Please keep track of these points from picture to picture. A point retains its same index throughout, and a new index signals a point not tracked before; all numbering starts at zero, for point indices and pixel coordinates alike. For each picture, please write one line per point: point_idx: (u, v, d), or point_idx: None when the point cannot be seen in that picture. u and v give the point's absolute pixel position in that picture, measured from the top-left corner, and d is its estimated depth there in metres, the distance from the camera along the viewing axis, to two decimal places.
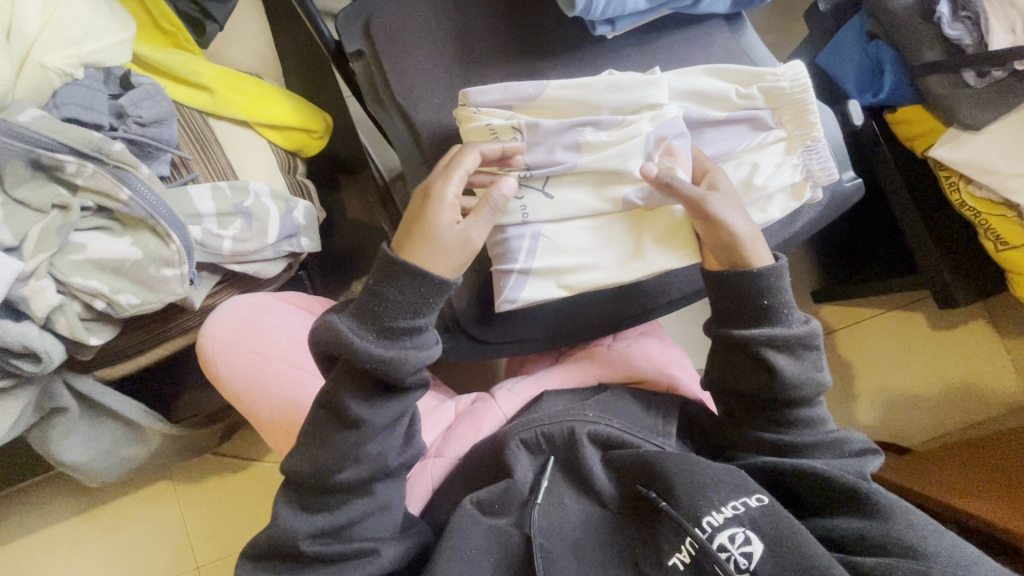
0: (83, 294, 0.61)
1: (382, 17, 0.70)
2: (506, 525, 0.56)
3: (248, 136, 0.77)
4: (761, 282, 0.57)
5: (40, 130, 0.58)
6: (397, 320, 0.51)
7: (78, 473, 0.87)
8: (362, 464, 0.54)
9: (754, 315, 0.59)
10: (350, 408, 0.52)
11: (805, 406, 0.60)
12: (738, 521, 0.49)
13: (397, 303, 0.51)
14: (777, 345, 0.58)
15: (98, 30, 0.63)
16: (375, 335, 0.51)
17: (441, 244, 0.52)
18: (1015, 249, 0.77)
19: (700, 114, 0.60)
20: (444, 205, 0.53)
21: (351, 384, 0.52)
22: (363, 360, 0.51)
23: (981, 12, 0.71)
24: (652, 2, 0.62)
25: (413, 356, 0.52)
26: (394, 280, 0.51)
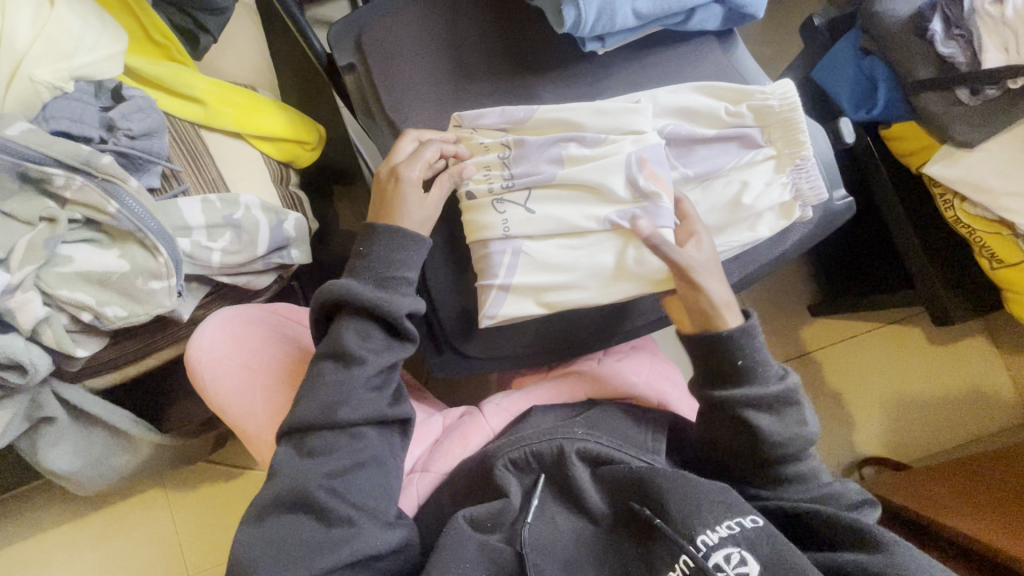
0: (70, 306, 0.61)
1: (374, 32, 0.70)
2: (498, 542, 0.55)
3: (240, 148, 0.77)
4: (730, 346, 0.57)
5: (29, 144, 0.58)
6: (389, 271, 0.57)
7: (68, 482, 0.87)
8: (358, 407, 0.55)
9: (730, 376, 0.58)
10: (348, 347, 0.55)
11: (795, 461, 0.59)
12: (734, 541, 0.49)
13: (389, 255, 0.57)
14: (756, 405, 0.58)
15: (89, 43, 0.63)
16: (370, 283, 0.57)
17: (407, 214, 0.59)
18: (1010, 267, 0.76)
19: (688, 132, 0.61)
20: (410, 185, 0.59)
21: (350, 327, 0.56)
22: (361, 300, 0.56)
23: (975, 30, 0.70)
24: (641, 20, 0.62)
25: (406, 299, 0.57)
26: (388, 241, 0.57)
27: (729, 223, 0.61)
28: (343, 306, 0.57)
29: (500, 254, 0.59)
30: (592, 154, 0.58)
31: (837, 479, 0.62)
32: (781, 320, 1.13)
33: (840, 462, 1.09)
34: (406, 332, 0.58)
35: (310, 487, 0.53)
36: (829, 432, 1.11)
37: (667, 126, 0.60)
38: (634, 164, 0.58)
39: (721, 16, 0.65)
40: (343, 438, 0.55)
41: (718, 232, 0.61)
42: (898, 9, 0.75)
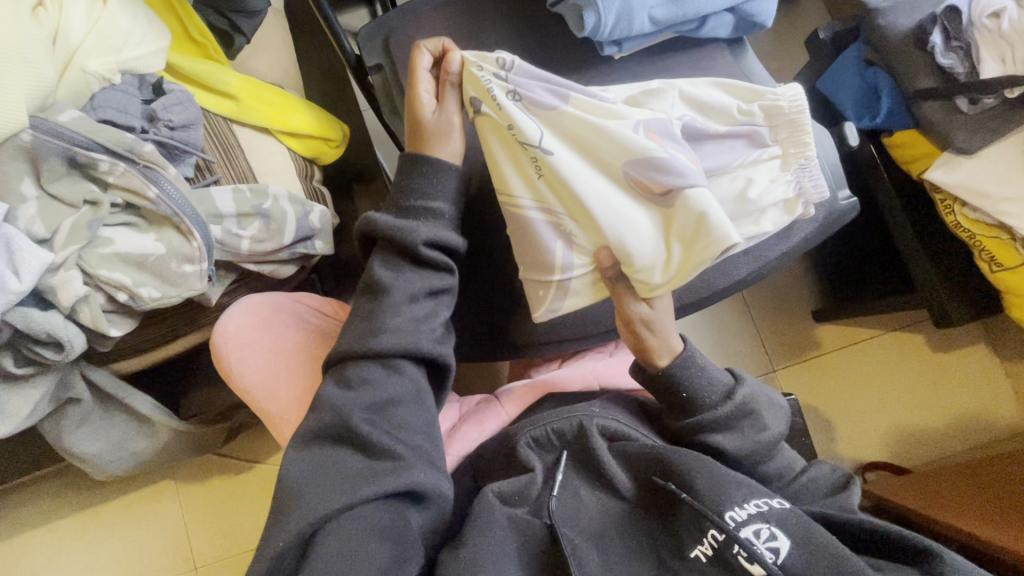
0: (108, 286, 0.64)
1: (402, 35, 0.74)
2: (526, 515, 0.58)
3: (270, 142, 0.80)
4: (674, 378, 0.62)
5: (78, 130, 0.61)
6: (410, 202, 0.62)
7: (88, 465, 0.89)
8: (397, 336, 0.59)
9: (680, 407, 0.63)
10: (379, 279, 0.60)
11: (769, 461, 0.63)
12: (763, 518, 0.52)
13: (410, 185, 0.62)
14: (714, 428, 0.61)
15: (136, 39, 0.67)
16: (394, 212, 0.62)
17: (425, 121, 0.63)
18: (1011, 270, 0.79)
19: (701, 127, 0.63)
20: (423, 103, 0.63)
21: (380, 254, 0.62)
22: (383, 227, 0.61)
23: (973, 42, 0.74)
24: (658, 26, 0.65)
25: (424, 226, 0.61)
26: (409, 172, 0.62)
27: (736, 216, 0.63)
28: (377, 237, 0.62)
29: (534, 207, 0.61)
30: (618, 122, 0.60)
31: (809, 466, 0.66)
32: (785, 325, 1.16)
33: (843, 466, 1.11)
34: (434, 259, 0.61)
35: (352, 415, 0.55)
36: (833, 435, 1.12)
37: (684, 116, 0.64)
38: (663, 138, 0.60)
39: (732, 25, 0.69)
40: (383, 371, 0.58)
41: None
42: (899, 22, 0.78)
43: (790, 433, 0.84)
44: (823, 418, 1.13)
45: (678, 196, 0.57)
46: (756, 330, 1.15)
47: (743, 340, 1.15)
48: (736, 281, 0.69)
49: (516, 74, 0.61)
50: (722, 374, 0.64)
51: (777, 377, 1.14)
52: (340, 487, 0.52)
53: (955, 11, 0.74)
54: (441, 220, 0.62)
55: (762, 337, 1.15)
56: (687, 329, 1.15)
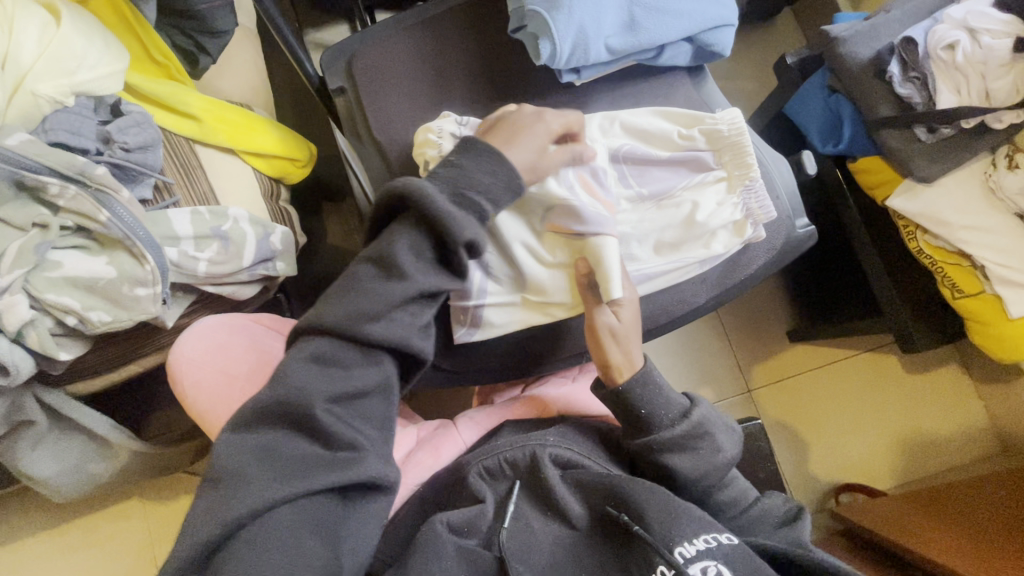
0: (56, 310, 0.63)
1: (364, 57, 0.74)
2: (475, 547, 0.57)
3: (232, 163, 0.80)
4: (632, 398, 0.60)
5: (25, 153, 0.61)
6: (471, 190, 0.51)
7: (44, 488, 0.87)
8: (389, 327, 0.50)
9: (636, 424, 0.61)
10: (397, 262, 0.50)
11: (721, 490, 0.64)
12: (711, 555, 0.51)
13: (472, 173, 0.52)
14: (666, 448, 0.60)
15: (92, 61, 0.67)
16: (449, 194, 0.51)
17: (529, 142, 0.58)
18: (971, 297, 0.80)
19: (643, 153, 0.65)
20: (543, 129, 0.59)
21: (410, 236, 0.51)
22: (432, 210, 0.49)
23: (929, 73, 0.74)
24: (614, 54, 0.65)
25: (473, 225, 0.51)
26: (476, 156, 0.53)
27: (685, 239, 0.64)
28: (409, 210, 0.51)
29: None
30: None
31: (765, 497, 0.66)
32: (759, 345, 1.16)
33: (817, 487, 1.11)
34: (459, 263, 0.52)
35: (314, 403, 0.48)
36: (806, 457, 1.12)
37: (622, 146, 0.65)
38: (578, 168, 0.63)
39: (691, 53, 0.69)
40: (358, 358, 0.50)
41: (674, 248, 0.65)
42: (860, 51, 0.79)
43: (755, 457, 0.84)
44: (796, 440, 1.13)
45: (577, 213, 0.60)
46: (729, 349, 1.15)
47: (717, 361, 1.14)
48: (695, 307, 0.69)
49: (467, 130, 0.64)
50: (681, 395, 0.63)
51: (751, 398, 1.14)
52: (281, 475, 0.47)
53: (912, 42, 0.75)
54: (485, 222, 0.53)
55: (736, 358, 1.15)
56: (662, 348, 1.14)
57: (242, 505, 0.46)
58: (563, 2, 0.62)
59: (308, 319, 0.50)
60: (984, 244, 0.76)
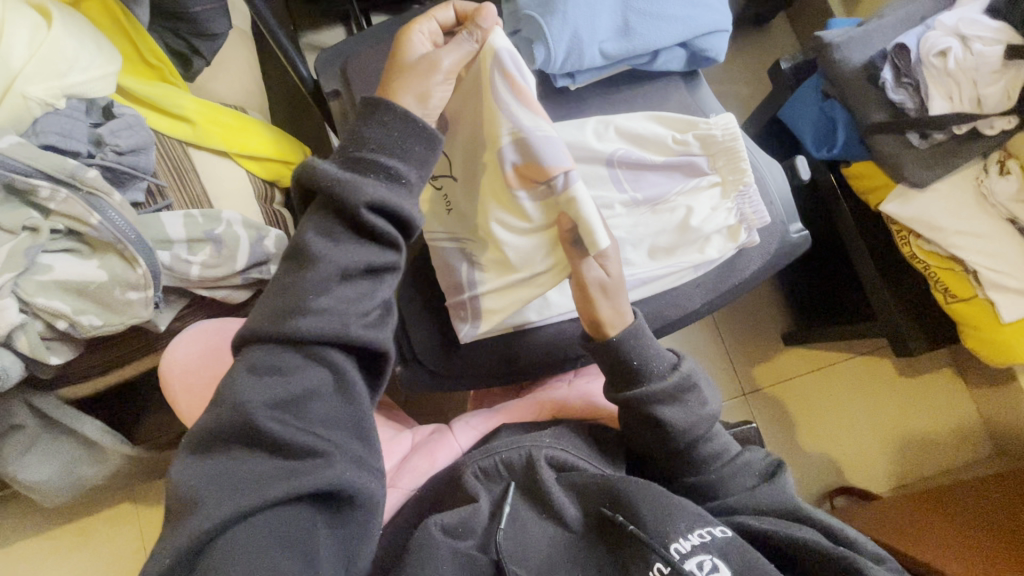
0: (46, 314, 0.63)
1: (358, 60, 0.74)
2: (471, 549, 0.56)
3: (227, 166, 0.79)
4: (625, 348, 0.58)
5: (16, 156, 0.60)
6: (364, 151, 0.47)
7: (34, 493, 0.86)
8: (322, 318, 0.45)
9: (628, 376, 0.59)
10: (307, 245, 0.46)
11: (705, 443, 0.62)
12: (706, 549, 0.52)
13: (365, 133, 0.47)
14: (658, 399, 0.59)
15: (83, 63, 0.66)
16: (338, 162, 0.47)
17: (407, 66, 0.51)
18: (963, 301, 0.80)
19: (638, 158, 0.65)
20: (416, 42, 0.53)
21: (317, 216, 0.47)
22: (323, 181, 0.46)
23: (922, 79, 0.75)
24: (608, 59, 0.65)
25: (373, 185, 0.46)
26: (370, 116, 0.48)
27: (678, 244, 0.65)
28: (313, 193, 0.48)
29: (452, 240, 0.66)
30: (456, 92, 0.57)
31: (745, 450, 0.65)
32: (754, 348, 1.16)
33: (811, 489, 1.11)
34: (378, 228, 0.47)
35: (254, 412, 0.43)
36: (801, 460, 1.12)
37: (617, 151, 0.65)
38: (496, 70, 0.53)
39: (685, 59, 0.69)
40: (299, 360, 0.46)
41: (668, 253, 0.65)
42: (853, 56, 0.79)
43: None
44: (792, 444, 1.13)
45: (529, 142, 0.53)
46: (724, 352, 1.15)
47: (712, 364, 1.15)
48: (690, 312, 0.69)
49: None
50: (667, 350, 0.62)
51: (746, 401, 1.14)
52: (244, 486, 0.43)
53: (905, 48, 0.76)
54: (403, 184, 0.47)
55: (732, 360, 1.15)
56: None
57: (208, 517, 0.41)
58: (557, 6, 0.63)
59: (242, 330, 0.47)
60: (977, 250, 0.76)
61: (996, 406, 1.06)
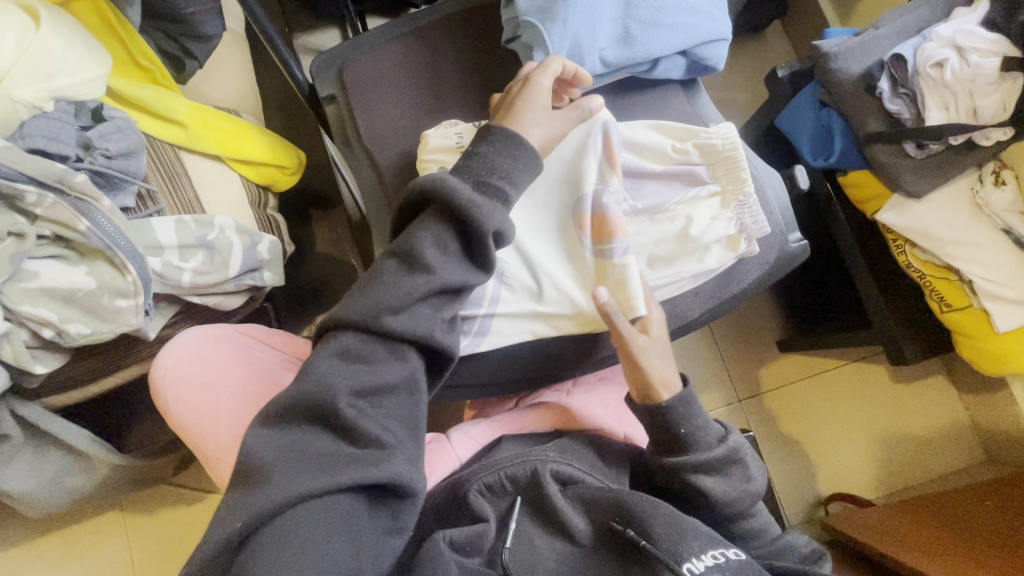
0: (31, 322, 0.61)
1: (356, 66, 0.73)
2: (479, 566, 0.56)
3: (219, 170, 0.78)
4: (670, 416, 0.59)
5: (2, 160, 0.58)
6: (492, 176, 0.52)
7: (18, 503, 0.84)
8: (411, 321, 0.48)
9: (673, 444, 0.60)
10: (421, 254, 0.49)
11: (748, 519, 0.63)
12: (720, 570, 0.51)
13: (494, 161, 0.52)
14: (703, 469, 0.59)
15: (73, 65, 0.65)
16: (471, 182, 0.51)
17: (536, 105, 0.57)
18: (959, 310, 0.80)
19: (637, 166, 0.65)
20: (540, 90, 0.57)
21: (435, 227, 0.50)
22: (457, 194, 0.49)
23: (918, 89, 0.75)
24: (608, 66, 0.65)
25: (499, 210, 0.51)
26: (496, 144, 0.53)
27: (678, 253, 0.64)
28: (431, 201, 0.51)
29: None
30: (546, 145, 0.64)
31: (787, 535, 0.65)
32: (750, 355, 1.16)
33: (807, 496, 1.11)
34: (485, 253, 0.51)
35: (337, 397, 0.46)
36: (798, 467, 1.12)
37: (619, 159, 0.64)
38: (596, 134, 0.63)
39: (685, 67, 0.69)
40: (383, 353, 0.48)
41: (667, 262, 0.64)
42: (851, 65, 0.79)
43: None
44: (789, 452, 1.13)
45: (599, 198, 0.62)
46: (720, 359, 1.15)
47: (709, 371, 1.14)
48: (688, 321, 0.68)
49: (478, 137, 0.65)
50: (715, 421, 0.62)
51: (742, 408, 1.14)
52: (310, 468, 0.45)
53: (902, 59, 0.76)
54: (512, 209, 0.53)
55: (729, 371, 1.15)
56: None
57: (277, 492, 0.43)
58: (558, 13, 0.62)
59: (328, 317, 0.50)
60: (973, 259, 0.77)
61: (991, 415, 1.07)
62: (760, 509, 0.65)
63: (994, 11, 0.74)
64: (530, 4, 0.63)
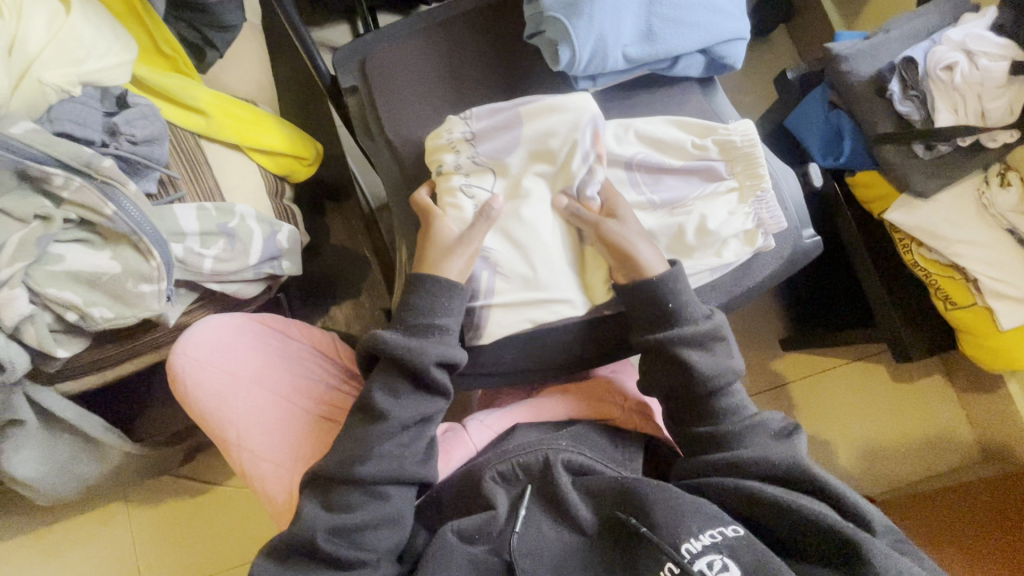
0: (56, 305, 0.61)
1: (378, 57, 0.74)
2: (485, 553, 0.58)
3: (239, 159, 0.79)
4: (664, 290, 0.61)
5: (31, 143, 0.59)
6: (419, 319, 0.62)
7: (28, 490, 0.83)
8: (382, 462, 0.59)
9: (663, 319, 0.62)
10: (376, 402, 0.61)
11: (723, 397, 0.63)
12: (716, 548, 0.52)
13: (419, 304, 0.62)
14: (690, 343, 0.62)
15: (100, 51, 0.65)
16: (402, 331, 0.62)
17: (445, 247, 0.62)
18: (963, 308, 0.82)
19: (657, 162, 0.66)
20: (440, 229, 0.63)
21: (385, 377, 0.62)
22: (394, 349, 0.61)
23: (928, 92, 0.77)
24: (630, 62, 0.66)
25: (434, 346, 0.61)
26: (417, 290, 0.62)
27: (697, 247, 0.66)
28: (377, 355, 0.63)
29: (492, 247, 0.64)
30: (526, 141, 0.64)
31: (763, 412, 0.65)
32: (754, 353, 1.18)
33: None
34: (434, 383, 0.62)
35: (317, 533, 0.57)
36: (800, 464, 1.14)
37: (638, 155, 0.66)
38: (584, 130, 0.63)
39: (703, 65, 0.70)
40: (363, 496, 0.59)
41: (687, 255, 0.66)
42: (861, 69, 0.81)
43: None
44: None
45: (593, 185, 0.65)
46: None
47: None
48: None
49: (475, 122, 0.65)
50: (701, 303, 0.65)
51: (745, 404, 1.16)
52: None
53: (912, 62, 0.78)
54: (448, 336, 0.62)
55: None
56: None
57: None
58: (583, 9, 0.63)
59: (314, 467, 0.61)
60: (978, 258, 0.79)
61: (989, 416, 1.08)
62: (737, 388, 0.65)
63: (1003, 17, 0.76)
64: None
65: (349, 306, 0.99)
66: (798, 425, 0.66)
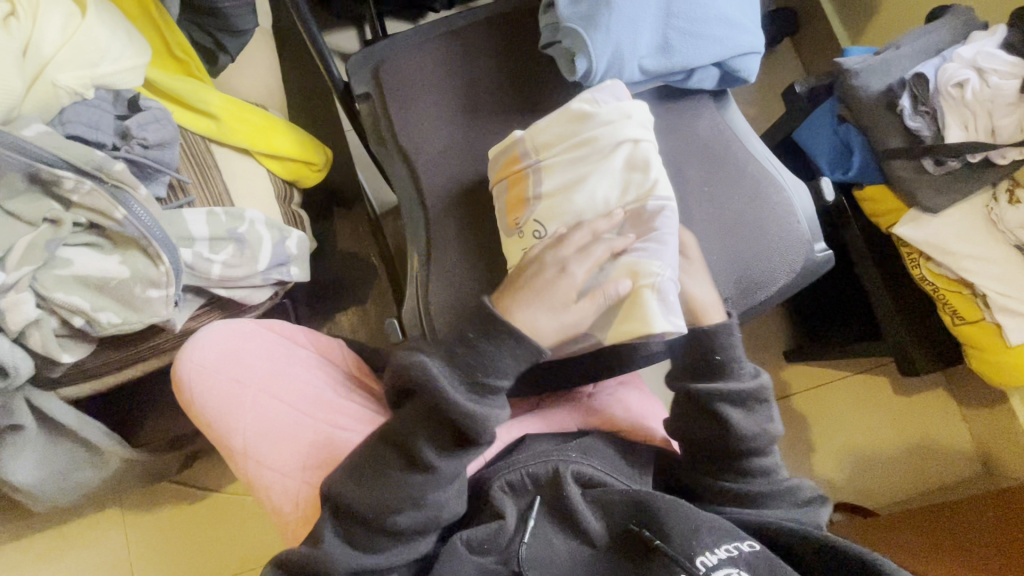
0: (63, 310, 0.60)
1: (393, 64, 0.74)
2: (494, 564, 0.57)
3: (247, 163, 0.78)
4: (712, 342, 0.62)
5: (42, 145, 0.58)
6: (489, 378, 0.55)
7: (25, 497, 0.82)
8: (418, 510, 0.56)
9: (708, 369, 0.63)
10: (424, 455, 0.55)
11: (759, 456, 0.62)
12: (733, 562, 0.52)
13: (494, 359, 0.55)
14: (731, 398, 0.61)
15: (114, 55, 0.65)
16: (465, 387, 0.55)
17: (546, 304, 0.57)
18: (971, 323, 0.83)
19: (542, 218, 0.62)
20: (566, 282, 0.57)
21: (427, 433, 0.55)
22: (454, 412, 0.53)
23: (939, 108, 0.78)
24: (646, 74, 0.66)
25: (495, 415, 0.55)
26: (495, 338, 0.55)
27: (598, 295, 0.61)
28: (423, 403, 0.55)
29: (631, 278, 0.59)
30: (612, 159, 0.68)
31: (795, 479, 0.65)
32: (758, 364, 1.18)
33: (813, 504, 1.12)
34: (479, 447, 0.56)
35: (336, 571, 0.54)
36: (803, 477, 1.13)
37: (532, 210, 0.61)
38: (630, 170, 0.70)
39: (718, 78, 0.71)
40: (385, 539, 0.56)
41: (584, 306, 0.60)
42: (872, 83, 0.82)
43: None
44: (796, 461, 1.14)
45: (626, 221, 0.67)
46: None
47: None
48: None
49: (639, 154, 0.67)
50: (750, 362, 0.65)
51: None
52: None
53: (923, 78, 0.79)
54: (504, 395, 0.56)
55: None
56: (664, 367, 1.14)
57: None
58: (601, 21, 0.63)
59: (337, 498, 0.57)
60: (988, 274, 0.79)
61: (997, 430, 1.07)
62: (775, 452, 0.64)
63: (1012, 36, 0.77)
64: (571, 11, 0.64)
65: (354, 313, 0.98)
66: (828, 498, 0.65)
